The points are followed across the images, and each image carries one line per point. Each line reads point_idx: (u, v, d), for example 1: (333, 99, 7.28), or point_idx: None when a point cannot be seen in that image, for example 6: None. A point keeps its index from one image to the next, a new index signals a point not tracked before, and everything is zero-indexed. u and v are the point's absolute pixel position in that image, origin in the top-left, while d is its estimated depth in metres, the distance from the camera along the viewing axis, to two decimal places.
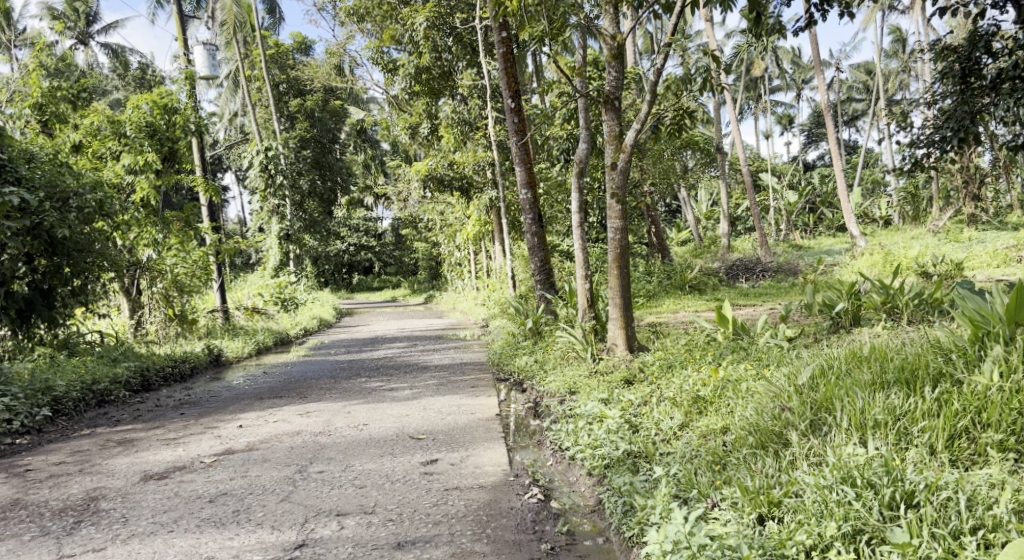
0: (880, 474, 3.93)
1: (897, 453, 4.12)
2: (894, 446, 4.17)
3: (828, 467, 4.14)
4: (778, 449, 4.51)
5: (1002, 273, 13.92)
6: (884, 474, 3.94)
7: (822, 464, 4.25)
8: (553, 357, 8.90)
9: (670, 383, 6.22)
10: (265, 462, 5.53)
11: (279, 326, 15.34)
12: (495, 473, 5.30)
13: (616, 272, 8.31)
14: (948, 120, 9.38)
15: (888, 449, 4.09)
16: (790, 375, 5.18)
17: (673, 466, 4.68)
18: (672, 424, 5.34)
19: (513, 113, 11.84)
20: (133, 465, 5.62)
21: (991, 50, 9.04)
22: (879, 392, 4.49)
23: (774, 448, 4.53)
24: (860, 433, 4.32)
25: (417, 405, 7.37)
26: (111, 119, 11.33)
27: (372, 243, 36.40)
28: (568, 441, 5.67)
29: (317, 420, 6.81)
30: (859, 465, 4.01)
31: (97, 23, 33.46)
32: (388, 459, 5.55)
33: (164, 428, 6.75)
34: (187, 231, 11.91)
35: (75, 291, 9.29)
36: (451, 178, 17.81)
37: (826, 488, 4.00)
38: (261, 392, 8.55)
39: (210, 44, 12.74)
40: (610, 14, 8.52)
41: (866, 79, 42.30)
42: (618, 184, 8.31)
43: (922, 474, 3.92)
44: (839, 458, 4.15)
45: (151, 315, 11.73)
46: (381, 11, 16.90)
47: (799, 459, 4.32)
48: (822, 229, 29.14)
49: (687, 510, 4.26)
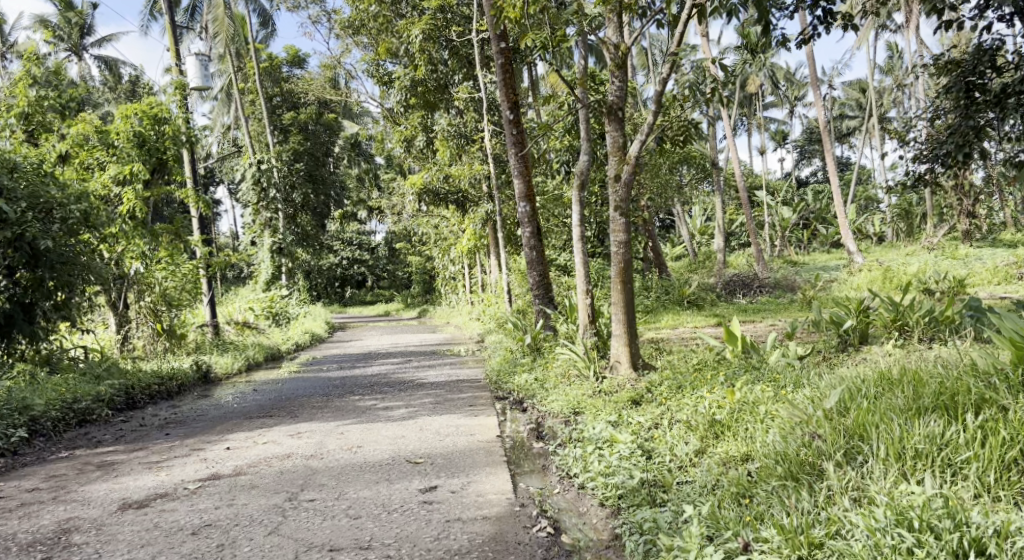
0: (940, 516, 3.64)
1: (946, 490, 3.85)
2: (945, 482, 3.89)
3: (876, 506, 3.84)
4: (812, 482, 4.23)
5: (1004, 291, 13.71)
6: (945, 518, 3.64)
7: (865, 500, 3.96)
8: (554, 375, 8.62)
9: (682, 405, 5.93)
10: (253, 489, 5.21)
11: (271, 341, 14.98)
12: (499, 502, 4.99)
13: (619, 287, 8.01)
14: (952, 134, 9.20)
15: (944, 487, 3.80)
16: (815, 398, 4.91)
17: (698, 502, 4.38)
18: (687, 450, 5.06)
19: (511, 124, 11.57)
20: (111, 492, 5.29)
21: (996, 64, 8.78)
22: (918, 419, 4.23)
23: (807, 481, 4.25)
24: (903, 466, 4.03)
25: (414, 426, 7.07)
26: (100, 129, 11.06)
27: (366, 256, 36.13)
28: (577, 468, 5.38)
29: (309, 441, 6.50)
30: (914, 505, 3.71)
31: (91, 36, 33.15)
32: (384, 486, 5.24)
33: (147, 450, 6.42)
34: (176, 243, 11.63)
35: (58, 305, 8.93)
36: (446, 191, 17.90)
37: (879, 531, 3.69)
38: (249, 410, 8.21)
39: (204, 54, 12.44)
40: (615, 23, 8.09)
41: (859, 96, 42.40)
42: (621, 197, 8.04)
43: (990, 517, 3.61)
44: (889, 497, 3.86)
45: (138, 329, 11.34)
46: (377, 23, 16.66)
47: (838, 495, 4.04)
48: (817, 245, 29.00)
49: (720, 554, 3.95)
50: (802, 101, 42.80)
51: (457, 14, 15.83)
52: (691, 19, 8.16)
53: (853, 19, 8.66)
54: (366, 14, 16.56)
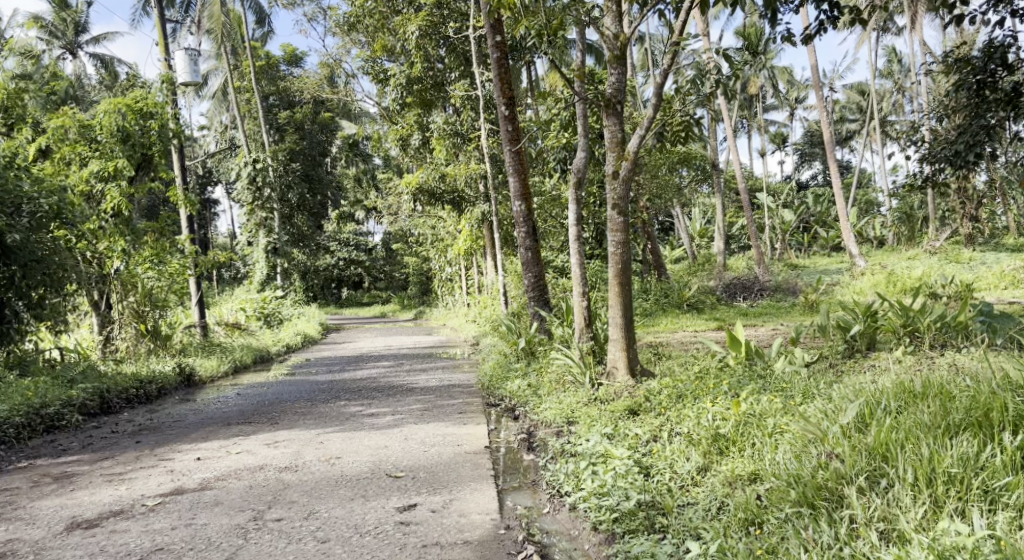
0: None
1: (990, 526, 3.51)
2: (989, 518, 3.54)
3: (913, 545, 3.48)
4: (830, 511, 3.87)
5: (1010, 296, 13.38)
6: None
7: (898, 537, 3.60)
8: (548, 381, 8.22)
9: (684, 416, 5.55)
10: (216, 506, 4.84)
11: (261, 343, 14.59)
12: (482, 523, 4.61)
13: (617, 290, 7.64)
14: (962, 133, 8.75)
15: (994, 525, 3.44)
16: (830, 411, 4.55)
17: (708, 537, 3.99)
18: (689, 468, 4.70)
19: (507, 120, 11.17)
20: (61, 509, 4.91)
21: (1008, 62, 8.29)
22: (951, 440, 3.89)
23: (825, 510, 3.89)
24: (938, 496, 3.70)
25: (398, 435, 6.69)
26: (82, 123, 10.66)
27: (362, 258, 35.39)
28: (570, 486, 5.00)
29: (286, 451, 6.11)
30: (964, 549, 3.34)
31: (86, 34, 32.66)
32: (359, 504, 4.86)
33: (114, 460, 6.04)
34: (160, 242, 11.30)
35: (32, 304, 8.58)
36: (443, 192, 17.14)
37: None
38: (229, 416, 7.82)
39: (193, 49, 12.02)
40: (613, 10, 7.77)
41: (861, 99, 42.01)
42: (620, 195, 7.66)
43: None
44: (929, 536, 3.50)
45: (120, 330, 10.81)
46: (373, 19, 16.18)
47: (864, 529, 3.68)
48: (817, 248, 28.67)
49: None
50: (804, 104, 42.43)
51: (453, 11, 15.29)
52: (692, 10, 7.78)
53: (862, 13, 8.19)
54: (364, 10, 15.86)
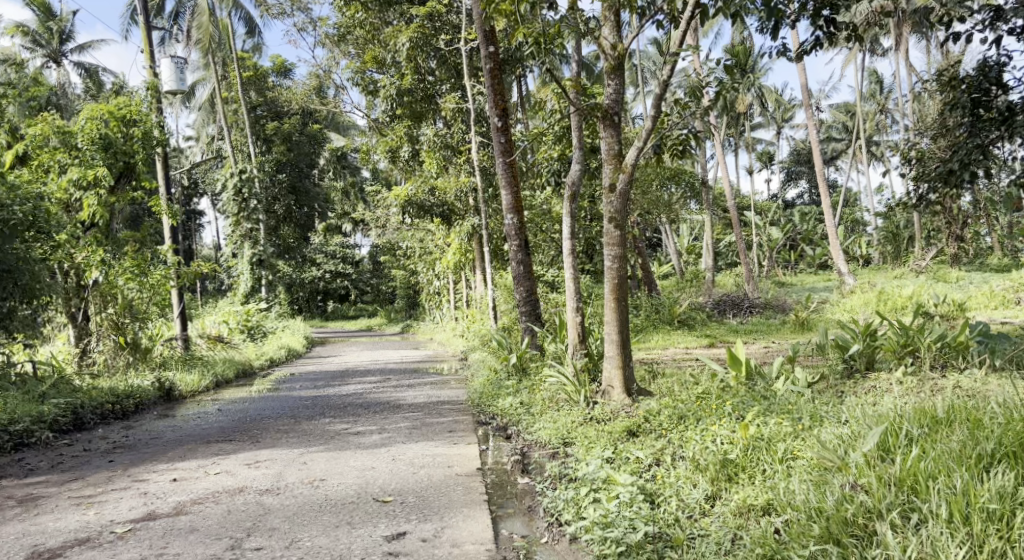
0: None
1: None
2: None
3: None
4: (857, 548, 3.67)
5: (1002, 316, 13.25)
6: None
7: None
8: (541, 400, 7.94)
9: (687, 438, 5.33)
10: (191, 533, 4.55)
11: (243, 356, 14.23)
12: (476, 555, 4.36)
13: (614, 305, 7.41)
14: (955, 152, 8.43)
15: None
16: (847, 438, 4.36)
17: None
18: (697, 497, 4.49)
19: (499, 132, 10.85)
20: (23, 536, 4.61)
21: (1003, 80, 8.08)
22: (987, 474, 3.73)
23: (851, 547, 3.69)
24: (978, 532, 3.52)
25: (385, 455, 6.39)
26: (62, 129, 10.37)
27: (348, 270, 34.99)
28: (569, 514, 4.73)
29: (267, 472, 5.82)
30: None
31: (71, 43, 32.33)
32: (344, 532, 4.58)
33: (84, 481, 5.74)
34: (142, 254, 10.97)
35: (3, 316, 8.22)
36: (432, 205, 17.08)
37: None
38: (209, 434, 7.51)
39: (180, 57, 11.76)
40: (611, 20, 7.57)
41: (848, 119, 42.20)
42: (617, 209, 7.44)
43: None
44: None
45: (98, 343, 10.44)
46: (363, 30, 15.94)
47: None
48: (805, 266, 28.67)
49: None
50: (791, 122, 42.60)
51: (444, 23, 15.33)
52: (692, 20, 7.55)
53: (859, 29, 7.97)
54: (353, 20, 15.97)
